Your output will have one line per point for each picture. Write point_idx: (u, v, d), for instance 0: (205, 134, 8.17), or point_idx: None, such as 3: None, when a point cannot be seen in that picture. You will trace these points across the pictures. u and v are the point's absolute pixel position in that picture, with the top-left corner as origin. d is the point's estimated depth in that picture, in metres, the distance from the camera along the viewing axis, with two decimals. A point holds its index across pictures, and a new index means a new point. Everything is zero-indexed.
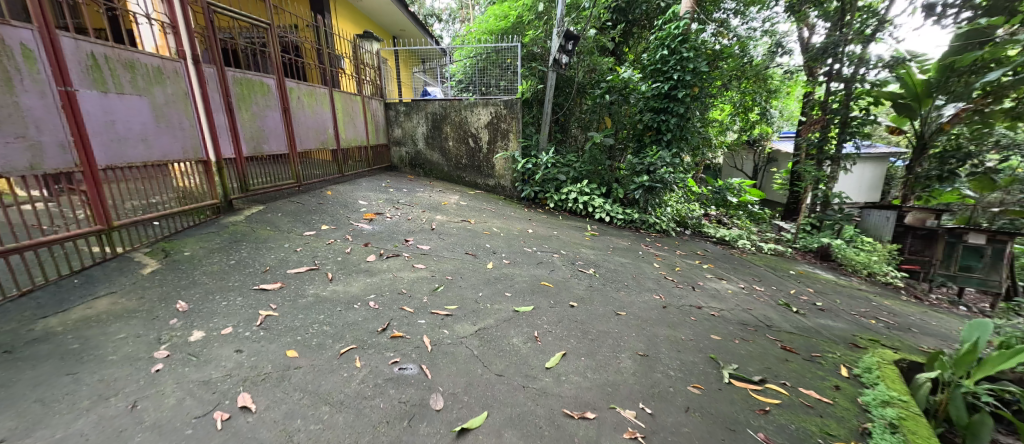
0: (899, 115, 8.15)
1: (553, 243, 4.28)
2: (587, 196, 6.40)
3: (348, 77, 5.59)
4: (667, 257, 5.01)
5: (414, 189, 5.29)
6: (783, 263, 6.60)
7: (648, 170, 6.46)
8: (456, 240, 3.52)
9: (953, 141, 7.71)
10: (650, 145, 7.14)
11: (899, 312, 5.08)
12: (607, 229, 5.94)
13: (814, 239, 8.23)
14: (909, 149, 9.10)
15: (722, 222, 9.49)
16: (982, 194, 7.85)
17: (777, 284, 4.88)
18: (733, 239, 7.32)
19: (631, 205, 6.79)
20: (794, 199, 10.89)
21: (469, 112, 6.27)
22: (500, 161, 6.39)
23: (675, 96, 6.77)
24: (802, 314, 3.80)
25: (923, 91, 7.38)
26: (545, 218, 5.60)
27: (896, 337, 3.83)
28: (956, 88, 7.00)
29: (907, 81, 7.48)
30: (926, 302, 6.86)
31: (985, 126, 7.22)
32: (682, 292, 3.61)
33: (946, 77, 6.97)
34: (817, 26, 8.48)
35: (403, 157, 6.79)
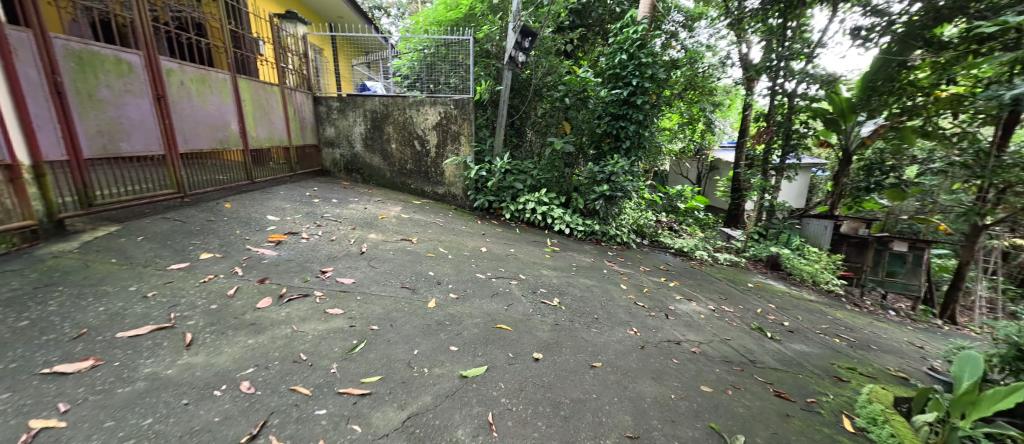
0: (826, 130, 8.64)
1: (511, 265, 3.69)
2: (547, 206, 5.95)
3: (266, 63, 4.64)
4: (633, 274, 4.64)
5: (347, 199, 4.46)
6: (740, 275, 6.54)
7: (608, 179, 6.09)
8: (392, 268, 2.81)
9: (877, 155, 8.26)
10: (609, 153, 6.80)
11: (853, 327, 5.11)
12: (568, 243, 5.49)
13: (763, 248, 8.39)
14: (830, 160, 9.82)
15: (673, 228, 9.42)
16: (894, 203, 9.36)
17: (744, 302, 4.65)
18: (691, 250, 7.17)
19: (590, 215, 6.41)
20: (735, 206, 11.23)
21: (414, 111, 5.54)
22: (451, 167, 5.72)
23: (634, 102, 6.49)
24: (778, 340, 3.53)
25: (847, 107, 7.93)
26: (501, 232, 5.02)
27: (866, 360, 3.69)
28: (877, 107, 7.40)
29: (836, 99, 7.97)
30: (865, 310, 7.16)
31: (901, 142, 7.74)
32: (656, 323, 3.18)
33: (869, 97, 7.37)
34: (754, 42, 9.00)
35: (337, 160, 5.89)
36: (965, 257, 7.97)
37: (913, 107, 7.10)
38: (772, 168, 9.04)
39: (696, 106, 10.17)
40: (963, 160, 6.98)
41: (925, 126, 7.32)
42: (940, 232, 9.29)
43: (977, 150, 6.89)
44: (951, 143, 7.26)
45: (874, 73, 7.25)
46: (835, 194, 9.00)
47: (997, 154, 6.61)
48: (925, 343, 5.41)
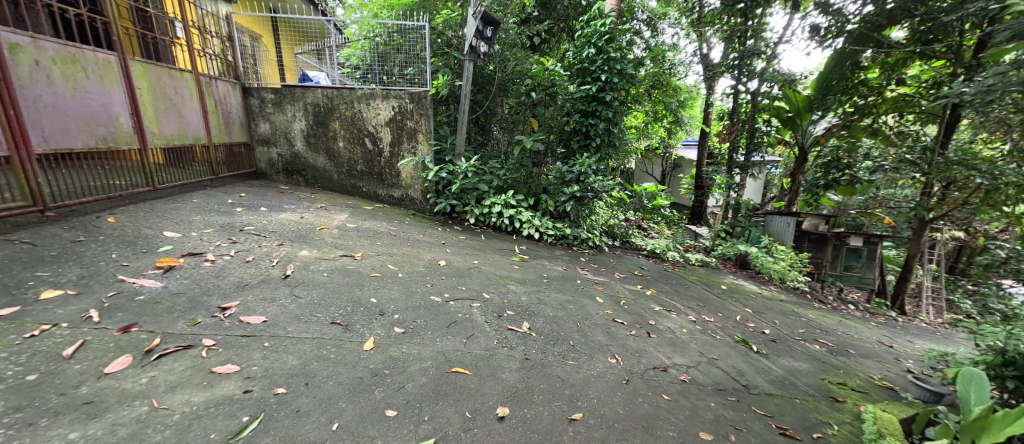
0: (783, 129, 8.77)
1: (474, 281, 3.21)
2: (514, 209, 5.53)
3: (177, 46, 3.90)
4: (608, 283, 4.29)
5: (280, 206, 3.80)
6: (712, 276, 6.40)
7: (577, 180, 5.75)
8: (323, 296, 2.26)
9: (833, 153, 8.28)
10: (578, 151, 6.49)
11: (827, 328, 5.05)
12: (539, 250, 5.08)
13: (731, 246, 8.36)
14: (783, 157, 10.11)
15: (641, 227, 9.16)
16: (845, 199, 9.73)
17: (723, 310, 4.41)
18: (663, 251, 6.98)
19: (561, 218, 6.05)
20: (698, 203, 11.19)
21: (364, 105, 4.93)
22: (407, 168, 5.15)
23: (603, 99, 6.26)
24: (764, 355, 3.29)
25: (803, 107, 7.94)
26: (464, 240, 4.54)
27: (852, 372, 3.54)
28: (833, 106, 7.46)
29: (791, 97, 7.98)
30: (829, 306, 7.26)
31: (853, 139, 7.92)
32: (638, 345, 2.82)
33: (823, 96, 7.50)
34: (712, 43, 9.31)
35: (274, 161, 5.16)
36: (911, 251, 8.34)
37: (864, 106, 7.34)
38: (737, 167, 9.04)
39: (661, 105, 10.17)
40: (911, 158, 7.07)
41: (873, 124, 7.57)
42: (882, 224, 9.80)
43: (925, 148, 7.03)
44: (899, 141, 7.48)
45: (829, 72, 7.35)
46: (793, 191, 9.18)
47: (943, 152, 6.85)
48: (891, 342, 5.44)
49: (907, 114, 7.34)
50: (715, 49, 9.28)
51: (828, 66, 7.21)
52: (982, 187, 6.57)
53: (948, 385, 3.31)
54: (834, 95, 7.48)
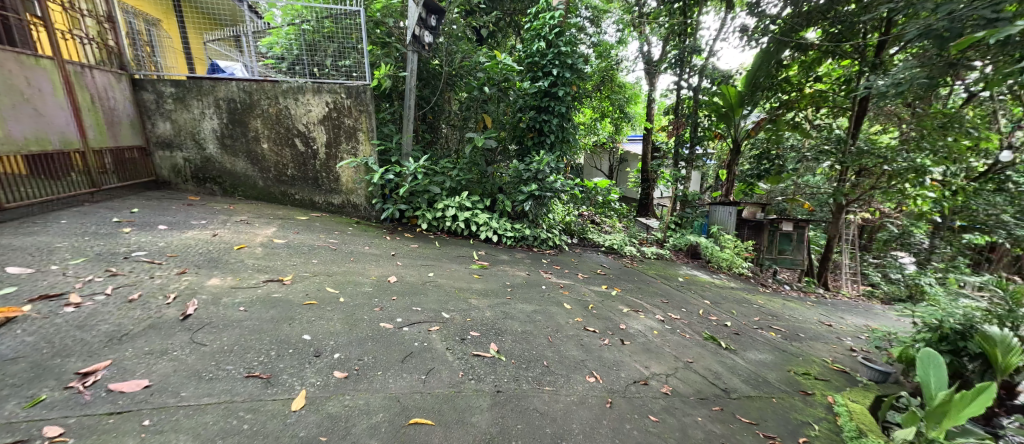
0: (717, 123, 8.94)
1: (431, 297, 2.83)
2: (470, 211, 5.20)
3: (29, 24, 3.09)
4: (573, 286, 4.09)
5: (186, 222, 3.14)
6: (668, 269, 6.49)
7: (535, 178, 5.53)
8: (237, 338, 1.78)
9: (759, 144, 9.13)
10: (533, 148, 6.33)
11: (776, 313, 5.27)
12: (499, 254, 4.79)
13: (682, 238, 8.63)
14: (718, 150, 10.47)
15: (596, 221, 9.17)
16: (773, 187, 10.53)
17: (685, 304, 4.40)
18: (621, 246, 6.99)
19: (519, 218, 5.80)
20: (645, 195, 11.45)
21: (291, 101, 4.32)
22: (347, 170, 4.59)
23: (555, 93, 6.14)
24: (733, 351, 3.25)
25: (736, 102, 8.17)
26: (417, 249, 4.12)
27: (810, 358, 3.63)
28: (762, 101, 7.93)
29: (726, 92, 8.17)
30: (771, 289, 7.72)
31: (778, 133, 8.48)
32: (615, 356, 2.62)
33: (753, 92, 7.84)
34: (652, 41, 9.59)
35: (181, 167, 4.37)
36: (832, 232, 9.08)
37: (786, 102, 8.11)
38: (683, 160, 9.36)
39: (608, 102, 10.29)
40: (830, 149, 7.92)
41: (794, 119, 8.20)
42: (802, 209, 10.53)
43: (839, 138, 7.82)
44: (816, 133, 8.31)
45: (758, 68, 7.66)
46: (727, 181, 9.46)
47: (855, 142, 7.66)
48: (830, 320, 5.82)
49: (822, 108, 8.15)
50: (654, 47, 9.60)
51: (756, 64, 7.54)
52: (885, 172, 7.43)
53: (891, 363, 3.50)
54: (763, 91, 7.87)
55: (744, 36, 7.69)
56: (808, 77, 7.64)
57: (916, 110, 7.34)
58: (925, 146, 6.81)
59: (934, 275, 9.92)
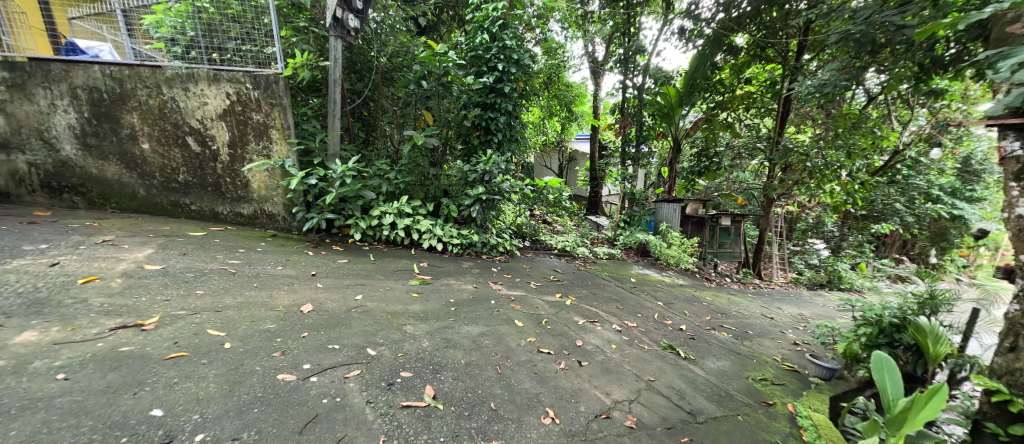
0: (659, 123, 9.17)
1: (354, 329, 2.34)
2: (411, 218, 4.71)
3: None
4: (525, 298, 3.76)
5: (16, 250, 2.39)
6: (620, 269, 6.41)
7: (482, 179, 5.16)
8: (34, 430, 1.26)
9: (698, 142, 9.50)
10: (480, 148, 5.95)
11: (724, 308, 5.34)
12: (442, 264, 4.34)
13: (632, 236, 8.69)
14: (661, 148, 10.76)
15: (547, 222, 8.98)
16: (711, 183, 11.05)
17: (640, 308, 4.25)
18: (573, 248, 6.82)
19: (466, 223, 5.38)
20: (594, 194, 11.53)
21: (179, 91, 3.60)
22: (258, 175, 3.90)
23: (501, 90, 5.86)
24: (692, 360, 3.10)
25: (676, 102, 8.34)
26: (346, 264, 3.57)
27: (762, 359, 3.60)
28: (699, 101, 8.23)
29: (666, 92, 8.38)
30: (716, 283, 7.98)
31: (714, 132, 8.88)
32: (572, 383, 2.32)
33: (691, 92, 8.06)
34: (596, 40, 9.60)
35: (24, 173, 3.43)
36: (764, 225, 9.59)
37: (721, 103, 8.51)
38: (630, 159, 9.43)
39: (556, 101, 10.16)
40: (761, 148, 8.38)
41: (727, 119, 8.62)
42: (735, 203, 11.22)
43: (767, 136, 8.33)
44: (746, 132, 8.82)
45: (694, 70, 7.91)
46: (670, 178, 9.69)
47: (781, 140, 8.24)
48: (770, 312, 6.03)
49: (751, 109, 8.64)
50: (598, 46, 9.64)
51: (693, 65, 7.79)
52: (807, 169, 8.04)
53: (836, 358, 3.55)
54: (700, 91, 8.16)
55: (681, 38, 7.93)
56: (738, 79, 8.25)
57: (829, 112, 8.02)
58: (839, 143, 7.35)
59: (848, 260, 11.41)
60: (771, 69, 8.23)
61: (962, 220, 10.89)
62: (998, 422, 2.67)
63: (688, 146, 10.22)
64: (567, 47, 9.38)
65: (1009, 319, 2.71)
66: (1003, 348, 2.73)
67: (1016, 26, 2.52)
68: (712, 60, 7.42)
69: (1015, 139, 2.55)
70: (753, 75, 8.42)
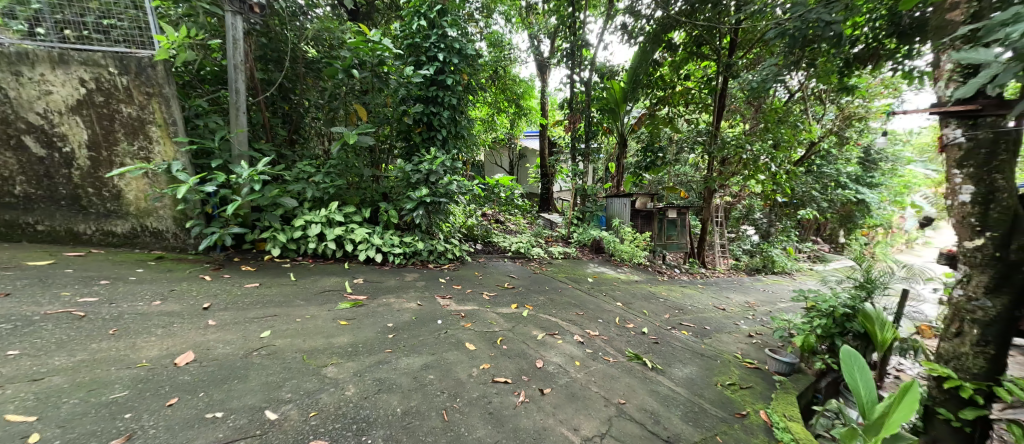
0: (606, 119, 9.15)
1: (251, 383, 1.81)
2: (343, 227, 4.10)
3: None
4: (477, 313, 3.35)
5: None
6: (576, 269, 6.18)
7: (426, 180, 4.67)
8: None
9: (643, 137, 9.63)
10: (422, 145, 5.42)
11: (680, 303, 5.29)
12: (380, 277, 3.80)
13: (586, 233, 8.57)
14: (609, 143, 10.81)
15: (499, 221, 8.61)
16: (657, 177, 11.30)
17: (600, 312, 4.01)
18: (528, 249, 6.50)
19: (409, 229, 4.85)
20: (545, 191, 11.34)
21: (8, 76, 2.80)
22: (133, 182, 3.12)
23: (443, 82, 5.37)
24: (659, 370, 2.87)
25: (620, 98, 8.42)
26: (257, 289, 2.94)
27: (725, 357, 3.48)
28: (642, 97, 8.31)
29: (611, 88, 8.39)
30: (667, 275, 8.07)
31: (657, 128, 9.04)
32: (534, 421, 1.97)
33: (634, 88, 8.21)
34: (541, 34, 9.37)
35: None
36: (705, 216, 9.73)
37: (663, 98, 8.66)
38: (580, 154, 9.27)
39: (503, 96, 9.78)
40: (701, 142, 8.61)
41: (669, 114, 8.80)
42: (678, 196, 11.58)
43: (707, 130, 8.58)
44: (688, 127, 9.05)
45: (636, 66, 7.93)
46: (617, 173, 9.68)
47: (719, 133, 8.43)
48: (721, 302, 6.12)
49: (690, 104, 8.89)
50: (543, 40, 9.41)
51: (636, 61, 7.83)
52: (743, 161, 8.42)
53: (793, 351, 3.51)
54: (642, 87, 8.41)
55: (623, 32, 7.91)
56: (677, 75, 8.50)
57: (759, 107, 8.47)
58: (770, 136, 8.04)
59: (779, 245, 12.24)
60: (706, 67, 8.47)
61: (867, 203, 12.16)
62: (947, 407, 2.69)
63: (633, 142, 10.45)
64: (511, 41, 9.04)
65: (952, 304, 2.74)
66: (949, 333, 2.76)
67: (954, 13, 2.54)
68: (651, 56, 7.51)
69: (957, 127, 2.57)
70: (692, 71, 8.63)
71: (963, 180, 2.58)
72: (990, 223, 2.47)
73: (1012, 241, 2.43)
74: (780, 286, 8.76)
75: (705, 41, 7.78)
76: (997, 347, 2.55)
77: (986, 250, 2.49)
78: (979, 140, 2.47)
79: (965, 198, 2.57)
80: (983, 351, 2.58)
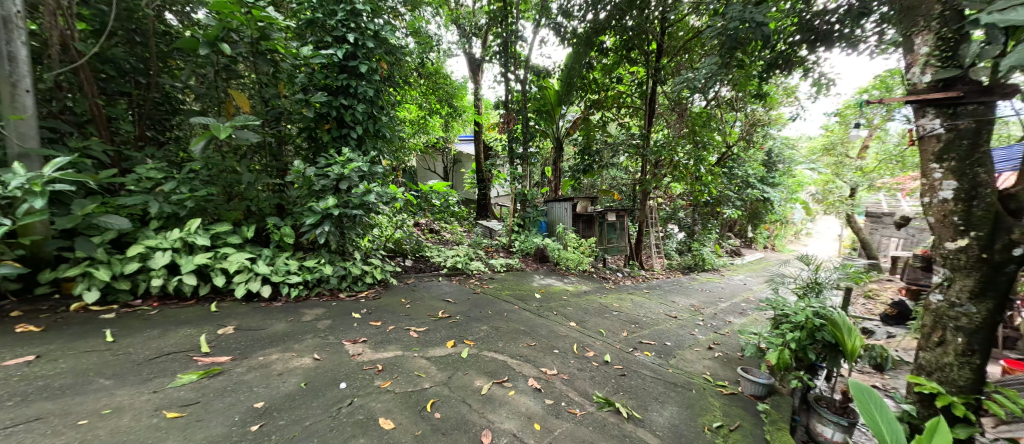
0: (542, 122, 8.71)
1: None
2: (211, 253, 2.99)
3: None
4: (400, 362, 2.51)
5: None
6: (521, 284, 5.51)
7: (334, 187, 3.69)
8: None
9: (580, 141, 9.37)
10: (332, 145, 4.39)
11: (634, 315, 4.88)
12: (265, 320, 2.76)
13: (529, 241, 8.02)
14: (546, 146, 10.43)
15: (434, 230, 7.73)
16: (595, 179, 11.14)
17: (555, 339, 3.38)
18: (466, 264, 5.71)
19: (313, 249, 3.82)
20: (483, 197, 10.63)
21: None
22: None
23: (354, 69, 4.40)
24: (637, 420, 2.28)
25: (555, 101, 8.26)
26: (31, 368, 1.84)
27: (698, 383, 3.02)
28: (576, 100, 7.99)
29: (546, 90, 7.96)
30: (613, 282, 7.75)
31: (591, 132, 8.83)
32: None
33: (568, 90, 7.99)
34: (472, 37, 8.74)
35: None
36: (641, 218, 9.70)
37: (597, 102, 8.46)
38: (518, 158, 8.73)
39: (434, 96, 8.89)
40: (637, 145, 8.52)
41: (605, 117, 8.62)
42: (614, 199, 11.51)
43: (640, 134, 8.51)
44: (623, 130, 8.97)
45: (570, 69, 7.65)
46: (555, 177, 9.27)
47: (651, 137, 8.37)
48: (671, 308, 5.87)
49: (623, 108, 8.82)
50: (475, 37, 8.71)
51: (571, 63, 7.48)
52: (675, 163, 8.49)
53: (766, 369, 3.15)
54: (576, 89, 8.13)
55: (555, 29, 7.35)
56: (609, 78, 8.35)
57: (685, 112, 8.67)
58: (697, 139, 8.06)
59: (707, 243, 12.81)
60: (634, 71, 8.38)
61: (771, 202, 13.33)
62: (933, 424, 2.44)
63: (569, 145, 10.20)
64: (439, 35, 8.22)
65: (933, 311, 2.52)
66: (930, 342, 2.53)
67: None
68: (585, 58, 7.20)
69: (934, 117, 2.37)
70: (625, 74, 8.51)
71: (944, 176, 2.35)
72: (974, 221, 2.26)
73: (996, 241, 2.22)
74: (715, 284, 8.95)
75: (635, 45, 7.63)
76: (982, 356, 2.35)
77: (972, 251, 2.28)
78: (960, 131, 2.26)
79: (946, 195, 2.34)
80: (969, 361, 2.37)
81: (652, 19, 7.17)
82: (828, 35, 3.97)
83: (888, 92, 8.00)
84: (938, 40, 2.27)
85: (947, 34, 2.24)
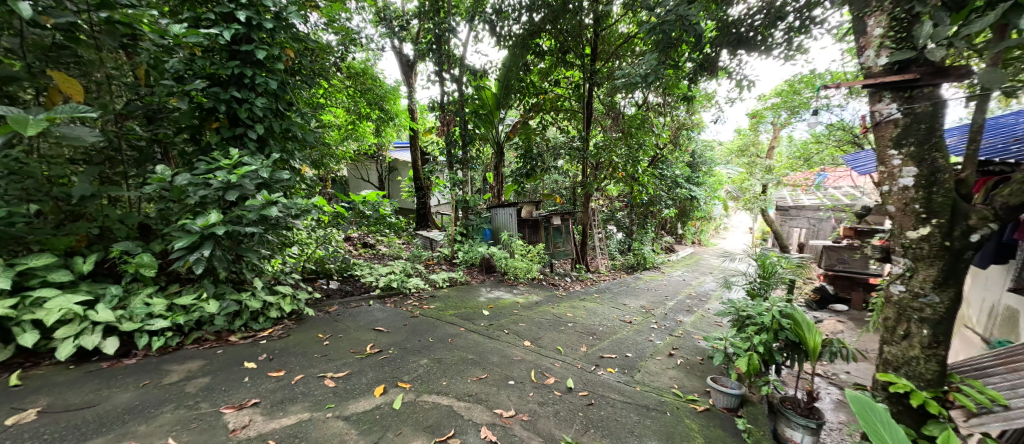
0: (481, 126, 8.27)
1: None
2: (17, 300, 2.09)
3: None
4: (305, 430, 1.86)
5: None
6: (466, 300, 4.95)
7: (219, 199, 2.88)
8: None
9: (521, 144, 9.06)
10: (223, 148, 3.52)
11: (590, 325, 4.56)
12: (99, 392, 1.95)
13: (473, 250, 7.48)
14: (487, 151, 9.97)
15: (365, 246, 6.87)
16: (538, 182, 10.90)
17: (508, 367, 2.89)
18: (403, 281, 5.02)
19: (194, 279, 2.96)
20: (422, 206, 9.90)
21: None
22: None
23: (249, 56, 3.57)
24: None
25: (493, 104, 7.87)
26: None
27: (669, 401, 2.71)
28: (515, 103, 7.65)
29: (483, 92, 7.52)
30: (563, 288, 7.46)
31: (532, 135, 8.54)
32: None
33: (506, 94, 7.64)
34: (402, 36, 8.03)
35: None
36: (585, 220, 9.60)
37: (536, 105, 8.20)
38: (458, 163, 8.19)
39: (362, 99, 8.03)
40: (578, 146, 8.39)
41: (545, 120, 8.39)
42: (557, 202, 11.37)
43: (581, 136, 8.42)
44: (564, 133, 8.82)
45: (507, 71, 7.31)
46: (497, 183, 8.84)
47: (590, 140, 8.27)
48: (624, 312, 5.68)
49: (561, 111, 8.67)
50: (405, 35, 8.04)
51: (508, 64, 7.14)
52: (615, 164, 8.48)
53: (735, 376, 2.94)
54: (514, 92, 7.80)
55: (489, 29, 6.89)
56: (546, 81, 8.13)
57: (620, 115, 8.72)
58: (634, 142, 8.11)
59: (647, 242, 13.21)
60: (570, 75, 8.24)
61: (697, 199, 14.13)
62: (907, 422, 2.33)
63: (510, 149, 9.84)
64: (363, 31, 7.43)
65: (895, 303, 2.43)
66: (895, 336, 2.43)
67: None
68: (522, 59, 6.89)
69: (892, 101, 2.30)
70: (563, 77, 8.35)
71: (903, 162, 2.27)
72: (935, 208, 2.18)
73: (956, 227, 2.15)
74: (659, 282, 9.07)
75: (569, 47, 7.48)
76: (945, 346, 2.28)
77: (934, 239, 2.19)
78: (917, 115, 2.20)
79: (907, 182, 2.26)
80: (935, 354, 2.28)
81: (586, 25, 7.04)
82: (751, 39, 3.96)
83: (796, 96, 8.71)
84: (892, 22, 2.19)
85: (899, 14, 2.16)
